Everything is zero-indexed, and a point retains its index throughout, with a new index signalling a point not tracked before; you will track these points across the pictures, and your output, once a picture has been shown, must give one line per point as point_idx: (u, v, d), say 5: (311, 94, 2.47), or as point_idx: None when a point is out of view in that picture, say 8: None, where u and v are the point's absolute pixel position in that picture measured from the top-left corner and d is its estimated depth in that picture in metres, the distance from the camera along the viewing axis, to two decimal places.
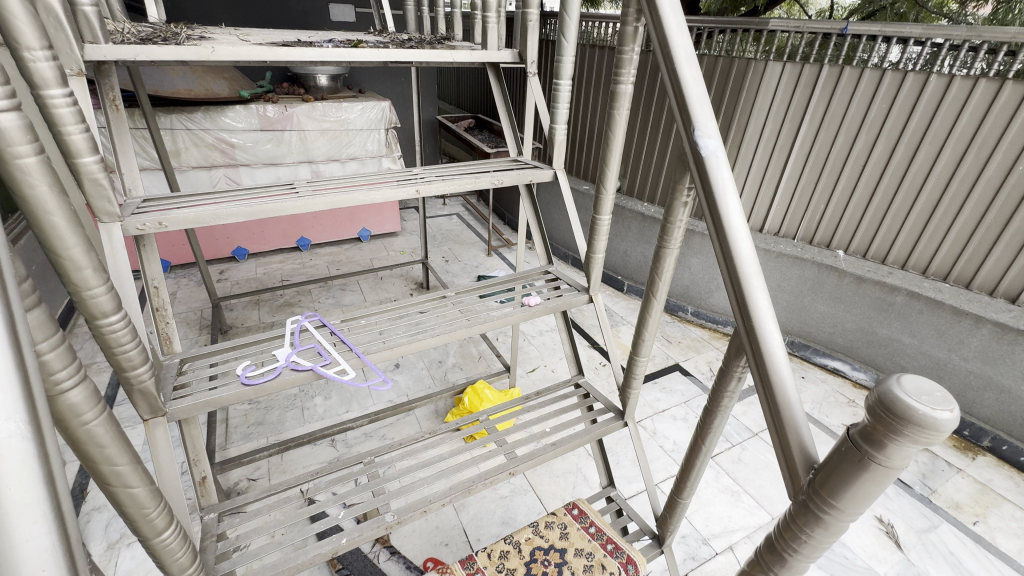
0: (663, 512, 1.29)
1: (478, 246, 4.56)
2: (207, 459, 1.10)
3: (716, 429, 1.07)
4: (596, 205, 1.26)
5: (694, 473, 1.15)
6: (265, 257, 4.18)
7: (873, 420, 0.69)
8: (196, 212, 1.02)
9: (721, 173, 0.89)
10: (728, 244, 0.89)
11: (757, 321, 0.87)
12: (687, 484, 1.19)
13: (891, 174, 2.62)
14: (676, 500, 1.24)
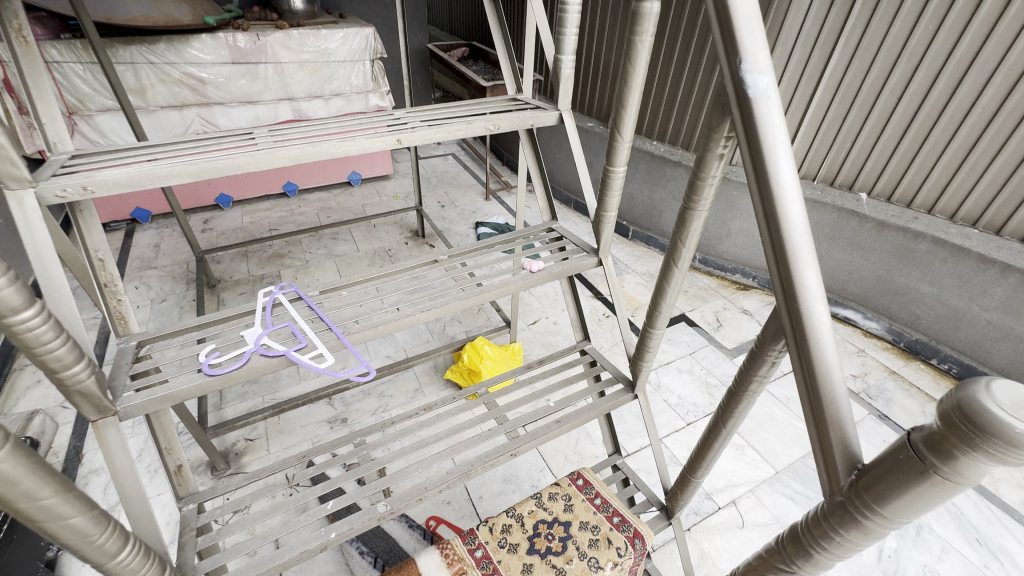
0: (673, 487, 1.22)
1: (476, 189, 4.32)
2: (181, 447, 1.01)
3: (740, 414, 0.95)
4: (610, 155, 1.07)
5: (712, 455, 1.06)
6: (251, 205, 3.97)
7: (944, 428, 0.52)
8: (129, 173, 0.83)
9: (771, 119, 0.71)
10: (772, 204, 0.71)
11: (803, 299, 0.71)
12: (701, 465, 1.11)
13: (928, 110, 2.37)
14: (689, 478, 1.16)
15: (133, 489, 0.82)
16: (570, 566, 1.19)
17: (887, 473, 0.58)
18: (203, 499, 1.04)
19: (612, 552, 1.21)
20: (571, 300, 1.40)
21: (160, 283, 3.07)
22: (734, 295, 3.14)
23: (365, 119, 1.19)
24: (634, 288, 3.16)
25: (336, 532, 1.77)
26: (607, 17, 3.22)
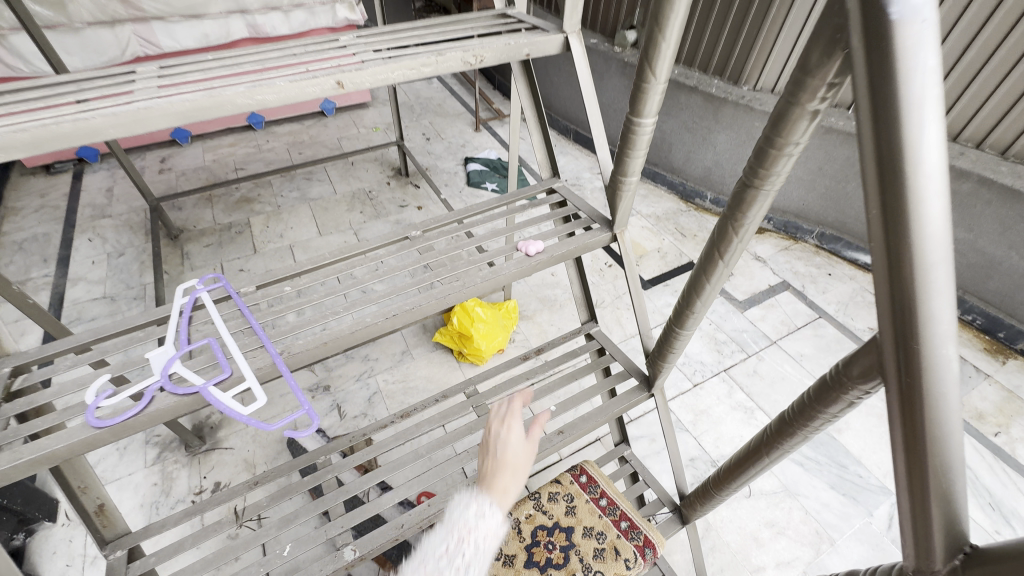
0: (692, 497, 1.07)
1: (464, 118, 3.88)
2: (99, 485, 0.82)
3: (792, 446, 0.75)
4: (636, 102, 0.77)
5: (745, 478, 0.88)
6: (212, 140, 3.55)
7: None
8: None
9: (924, 60, 0.42)
10: (904, 200, 0.44)
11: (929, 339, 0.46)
12: (728, 482, 0.94)
13: (1000, 22, 1.94)
14: (711, 493, 1.00)
15: None
16: None
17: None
18: (137, 539, 0.87)
19: (620, 565, 1.09)
20: (574, 277, 1.18)
21: (116, 234, 2.77)
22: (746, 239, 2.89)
23: (297, 46, 0.87)
24: (639, 233, 2.90)
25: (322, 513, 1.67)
26: None
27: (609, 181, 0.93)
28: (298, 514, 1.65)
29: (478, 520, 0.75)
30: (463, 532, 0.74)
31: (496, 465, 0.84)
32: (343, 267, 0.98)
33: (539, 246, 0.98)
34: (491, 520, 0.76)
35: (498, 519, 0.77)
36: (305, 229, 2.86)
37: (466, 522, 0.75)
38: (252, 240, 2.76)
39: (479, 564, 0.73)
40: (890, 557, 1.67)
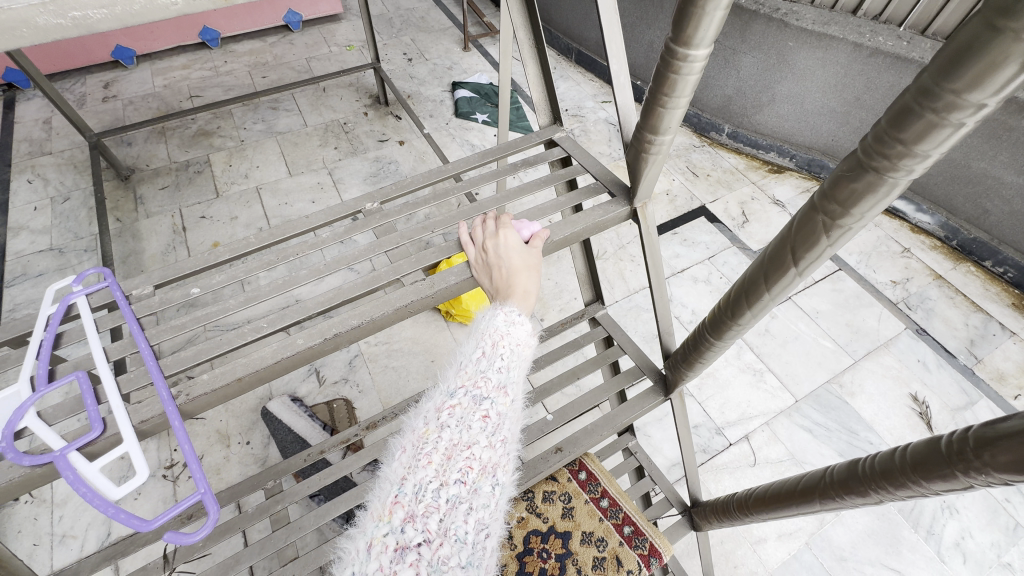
0: (709, 510, 0.93)
1: (451, 34, 3.39)
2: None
3: (856, 505, 0.59)
4: (682, 29, 0.52)
5: (782, 516, 0.74)
6: (161, 60, 3.09)
7: None
8: None
9: None
10: None
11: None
12: (756, 509, 0.80)
13: None
14: (732, 512, 0.87)
15: None
16: None
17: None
18: None
19: None
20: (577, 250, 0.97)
21: (60, 174, 2.46)
22: (764, 180, 2.61)
23: None
24: None
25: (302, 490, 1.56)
26: None
27: (632, 138, 0.70)
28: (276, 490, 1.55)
29: (506, 327, 0.70)
30: (494, 339, 0.69)
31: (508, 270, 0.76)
32: (278, 253, 0.76)
33: (537, 228, 0.84)
34: (519, 331, 0.72)
35: (526, 330, 0.72)
36: (274, 167, 2.55)
37: (495, 331, 0.70)
38: (214, 181, 2.46)
39: (516, 370, 0.69)
40: (894, 527, 1.61)
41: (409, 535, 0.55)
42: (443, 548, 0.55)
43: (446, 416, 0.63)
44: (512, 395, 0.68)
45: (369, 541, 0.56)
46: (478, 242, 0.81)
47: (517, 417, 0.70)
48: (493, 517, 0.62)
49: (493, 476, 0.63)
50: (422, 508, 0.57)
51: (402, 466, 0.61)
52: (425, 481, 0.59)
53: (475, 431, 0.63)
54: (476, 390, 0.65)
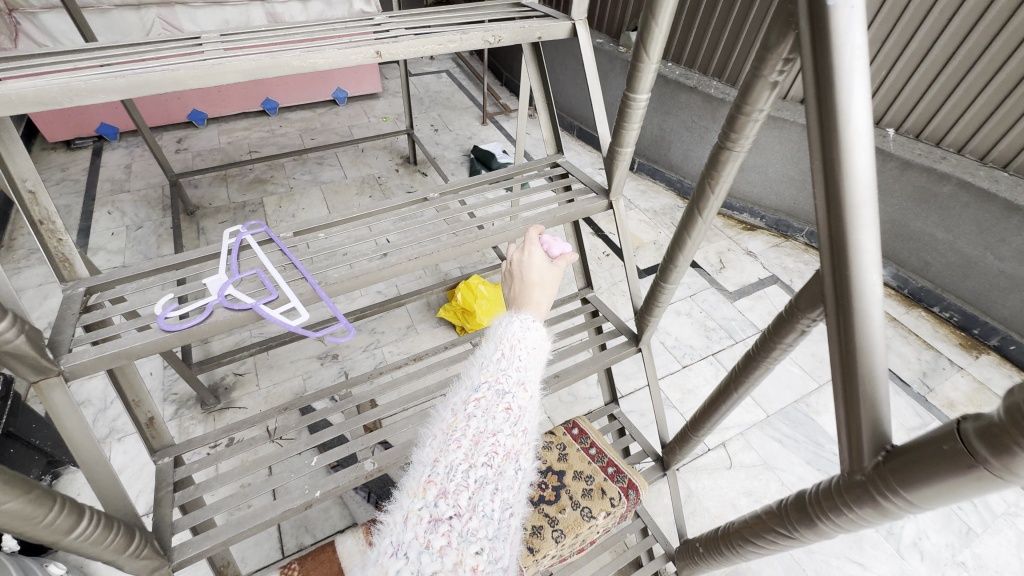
0: (673, 443, 1.19)
1: (471, 112, 4.01)
2: (151, 399, 0.94)
3: (755, 380, 0.89)
4: (632, 81, 0.90)
5: (716, 417, 1.03)
6: (227, 123, 3.66)
7: (1006, 418, 0.53)
8: (42, 85, 0.66)
9: (850, 36, 0.55)
10: (835, 153, 0.59)
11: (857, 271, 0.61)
12: (704, 422, 1.07)
13: (982, 32, 2.09)
14: (690, 435, 1.13)
15: (91, 452, 0.74)
16: (563, 515, 1.18)
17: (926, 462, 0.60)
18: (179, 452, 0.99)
19: (605, 503, 1.20)
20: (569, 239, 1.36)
21: (135, 209, 2.88)
22: (739, 235, 3.02)
23: (339, 26, 1.02)
24: (636, 225, 3.01)
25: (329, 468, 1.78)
26: None
27: (607, 153, 1.07)
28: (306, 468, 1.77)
29: (523, 332, 0.88)
30: (512, 342, 0.86)
31: (524, 285, 0.97)
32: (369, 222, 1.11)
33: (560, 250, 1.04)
34: (534, 335, 0.89)
35: (539, 333, 0.89)
36: (317, 210, 2.97)
37: (513, 335, 0.87)
38: (265, 219, 2.88)
39: (532, 369, 0.85)
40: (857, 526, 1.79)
41: (442, 510, 0.69)
42: (471, 521, 0.69)
43: (472, 407, 0.79)
44: (528, 391, 0.83)
45: (407, 514, 0.70)
46: (511, 257, 1.04)
47: (533, 412, 0.85)
48: (514, 498, 0.76)
49: (514, 462, 0.77)
50: (453, 486, 0.71)
51: (435, 450, 0.76)
52: (455, 464, 0.73)
53: (498, 421, 0.77)
54: (498, 387, 0.80)
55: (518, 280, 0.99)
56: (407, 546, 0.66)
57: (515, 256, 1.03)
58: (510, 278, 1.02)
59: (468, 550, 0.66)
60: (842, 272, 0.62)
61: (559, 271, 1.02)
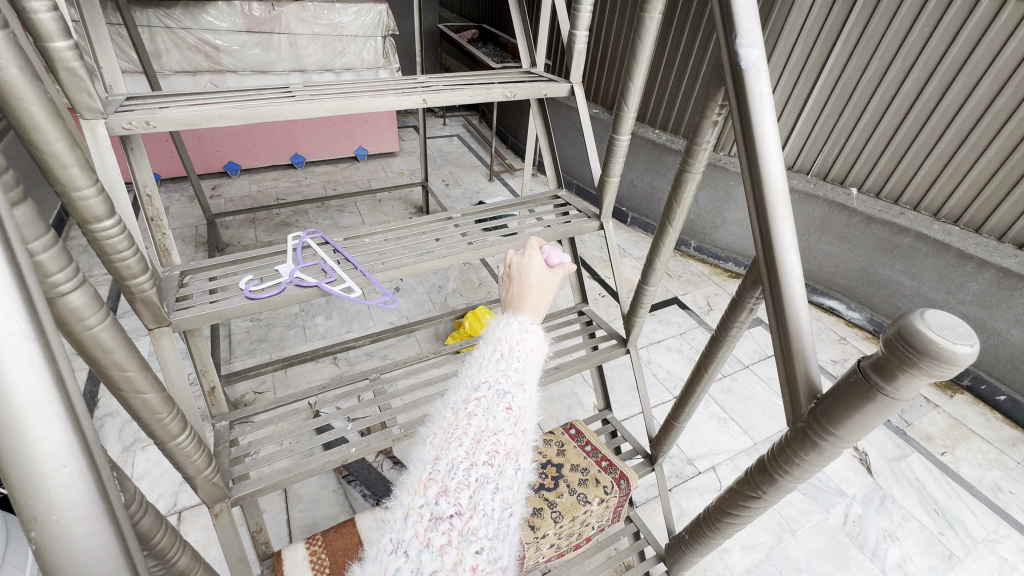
0: (659, 433, 1.49)
1: (480, 170, 4.41)
2: (215, 369, 1.17)
3: (721, 358, 1.11)
4: (615, 129, 1.30)
5: (692, 403, 1.28)
6: (258, 174, 4.03)
7: (888, 351, 0.66)
8: (186, 113, 0.96)
9: (760, 87, 0.80)
10: (758, 166, 0.79)
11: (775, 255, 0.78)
12: (684, 410, 1.35)
13: (920, 108, 2.49)
14: (673, 423, 1.41)
15: (184, 390, 0.98)
16: (561, 500, 1.31)
17: (843, 395, 0.71)
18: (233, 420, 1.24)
19: (599, 490, 1.34)
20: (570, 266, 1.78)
21: None
22: (725, 282, 3.26)
23: (393, 85, 1.35)
24: (630, 271, 3.26)
25: (340, 476, 1.89)
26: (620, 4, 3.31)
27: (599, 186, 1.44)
28: (318, 477, 1.87)
29: (521, 334, 0.78)
30: (511, 343, 0.76)
31: (521, 288, 0.90)
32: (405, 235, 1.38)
33: (562, 259, 0.98)
34: (532, 337, 0.79)
35: (537, 336, 0.79)
36: None
37: (511, 336, 0.77)
38: None
39: (531, 371, 0.75)
40: (844, 548, 1.87)
41: (442, 508, 0.60)
42: (473, 520, 0.61)
43: (473, 406, 0.69)
44: (529, 391, 0.73)
45: (406, 512, 0.61)
46: (509, 260, 0.98)
47: (533, 411, 0.75)
48: (514, 498, 0.67)
49: (515, 462, 0.67)
50: (455, 484, 0.62)
51: (434, 448, 0.66)
52: (456, 461, 0.64)
53: (499, 419, 0.68)
54: (499, 385, 0.70)
55: (515, 282, 0.91)
56: (406, 545, 0.58)
57: (514, 259, 0.97)
58: (506, 280, 0.94)
59: (470, 549, 0.58)
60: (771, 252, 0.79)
61: (558, 276, 0.94)
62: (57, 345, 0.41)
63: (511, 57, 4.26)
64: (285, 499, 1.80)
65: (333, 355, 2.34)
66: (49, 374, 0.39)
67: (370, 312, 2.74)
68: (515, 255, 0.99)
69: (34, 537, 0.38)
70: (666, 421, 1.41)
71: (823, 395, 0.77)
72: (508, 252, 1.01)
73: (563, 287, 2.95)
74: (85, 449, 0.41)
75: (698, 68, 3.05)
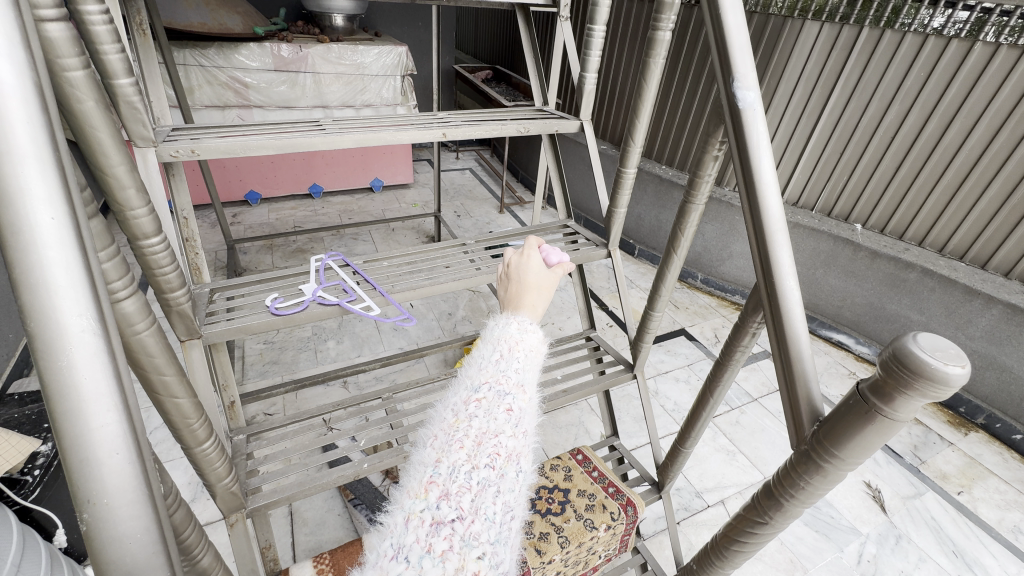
0: (666, 461, 1.50)
1: (491, 202, 4.53)
2: (235, 385, 1.25)
3: (725, 381, 1.13)
4: (622, 162, 1.37)
5: (698, 427, 1.29)
6: (277, 203, 4.18)
7: (883, 372, 0.59)
8: (228, 142, 1.05)
9: (756, 126, 0.85)
10: (756, 196, 0.82)
11: (778, 281, 0.78)
12: (690, 435, 1.36)
13: (920, 147, 2.56)
14: (680, 449, 1.42)
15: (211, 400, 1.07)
16: (568, 525, 1.31)
17: (840, 417, 0.64)
18: (252, 432, 1.31)
19: (607, 516, 1.34)
20: (580, 294, 1.83)
21: None
22: (732, 314, 3.28)
23: (413, 119, 1.45)
24: (638, 302, 3.29)
25: (345, 500, 1.89)
26: (627, 49, 3.50)
27: (609, 216, 1.51)
28: (325, 500, 1.87)
29: (520, 333, 0.75)
30: (510, 343, 0.73)
31: (520, 287, 0.88)
32: (421, 259, 1.44)
33: (563, 259, 1.00)
34: (531, 337, 0.76)
35: (537, 337, 0.77)
36: None
37: (510, 336, 0.75)
38: None
39: (531, 372, 0.73)
40: None
41: (444, 512, 0.59)
42: (475, 525, 0.59)
43: (473, 407, 0.66)
44: (530, 392, 0.71)
45: (407, 516, 0.60)
46: (508, 260, 0.97)
47: (534, 413, 0.73)
48: (517, 501, 0.65)
49: (517, 464, 0.65)
50: (456, 488, 0.60)
51: (434, 450, 0.65)
52: (457, 464, 0.62)
53: (501, 420, 0.65)
54: (499, 386, 0.68)
55: (514, 281, 0.90)
56: (407, 551, 0.58)
57: (514, 260, 0.97)
58: (504, 280, 0.93)
59: (471, 555, 0.57)
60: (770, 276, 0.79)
61: (556, 278, 0.94)
62: (117, 338, 0.43)
63: (523, 96, 4.46)
64: (290, 523, 1.80)
65: (343, 378, 2.37)
66: (109, 366, 0.41)
67: (379, 337, 2.79)
68: (514, 256, 0.99)
69: (87, 519, 0.40)
70: (672, 446, 1.41)
71: (825, 417, 0.70)
72: (508, 253, 1.00)
73: (571, 316, 2.99)
74: (136, 439, 0.42)
75: (702, 107, 3.18)
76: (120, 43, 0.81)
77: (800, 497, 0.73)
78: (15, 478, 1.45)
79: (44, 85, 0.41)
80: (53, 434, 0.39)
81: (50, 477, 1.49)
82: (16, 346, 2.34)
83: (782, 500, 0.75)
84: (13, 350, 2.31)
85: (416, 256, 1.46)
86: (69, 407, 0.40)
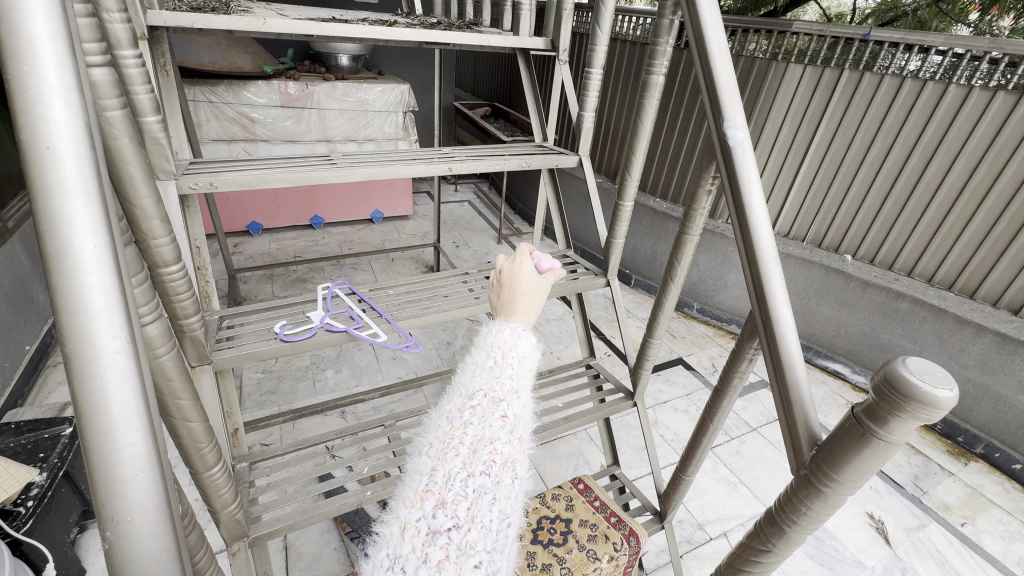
0: (669, 490, 1.49)
1: (489, 234, 4.61)
2: (240, 413, 1.26)
3: (724, 407, 1.14)
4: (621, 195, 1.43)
5: (699, 455, 1.29)
6: (278, 233, 4.25)
7: (877, 395, 0.61)
8: (246, 175, 1.11)
9: (746, 162, 0.91)
10: (749, 229, 0.86)
11: (771, 305, 0.81)
12: (690, 462, 1.35)
13: (905, 180, 2.67)
14: (681, 477, 1.41)
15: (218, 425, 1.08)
16: (571, 555, 1.30)
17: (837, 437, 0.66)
18: (255, 460, 1.31)
19: (609, 546, 1.33)
20: (580, 324, 1.86)
21: None
22: (728, 343, 3.31)
23: (418, 154, 1.52)
24: (636, 331, 3.32)
25: (341, 533, 1.85)
26: (621, 88, 3.67)
27: (607, 246, 1.56)
28: (321, 533, 1.84)
29: (514, 340, 0.78)
30: (503, 350, 0.76)
31: (512, 293, 0.90)
32: (423, 287, 1.48)
33: (553, 265, 1.03)
34: (524, 344, 0.79)
35: (531, 342, 0.80)
36: None
37: (503, 343, 0.77)
38: None
39: (524, 377, 0.75)
40: None
41: (440, 521, 0.60)
42: (471, 533, 0.60)
43: (468, 414, 0.68)
44: (523, 398, 0.73)
45: (403, 526, 0.61)
46: (501, 267, 0.98)
47: (529, 419, 0.75)
48: (513, 508, 0.66)
49: (512, 470, 0.67)
50: (451, 496, 0.61)
51: (429, 459, 0.66)
52: (452, 472, 0.63)
53: (495, 427, 0.67)
54: (494, 393, 0.70)
55: (506, 287, 0.91)
56: (403, 561, 0.58)
57: (506, 266, 0.98)
58: (497, 286, 0.94)
59: (467, 563, 0.58)
60: (765, 302, 0.82)
61: (548, 285, 0.96)
62: (147, 360, 0.45)
63: (521, 131, 4.61)
64: (284, 556, 1.76)
65: (341, 408, 2.37)
66: (138, 386, 0.43)
67: (378, 367, 2.79)
68: (507, 262, 1.00)
69: (109, 535, 0.41)
70: (673, 474, 1.40)
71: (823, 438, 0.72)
72: (500, 260, 1.01)
73: (569, 345, 3.01)
74: (158, 457, 0.44)
75: (693, 143, 3.30)
76: (149, 84, 0.86)
77: (802, 520, 0.74)
78: (8, 509, 1.40)
79: (92, 125, 0.44)
80: (83, 452, 0.41)
81: (42, 508, 1.45)
82: (13, 374, 2.33)
83: (785, 526, 0.76)
84: (9, 379, 2.30)
85: (419, 285, 1.49)
86: (99, 425, 0.42)
